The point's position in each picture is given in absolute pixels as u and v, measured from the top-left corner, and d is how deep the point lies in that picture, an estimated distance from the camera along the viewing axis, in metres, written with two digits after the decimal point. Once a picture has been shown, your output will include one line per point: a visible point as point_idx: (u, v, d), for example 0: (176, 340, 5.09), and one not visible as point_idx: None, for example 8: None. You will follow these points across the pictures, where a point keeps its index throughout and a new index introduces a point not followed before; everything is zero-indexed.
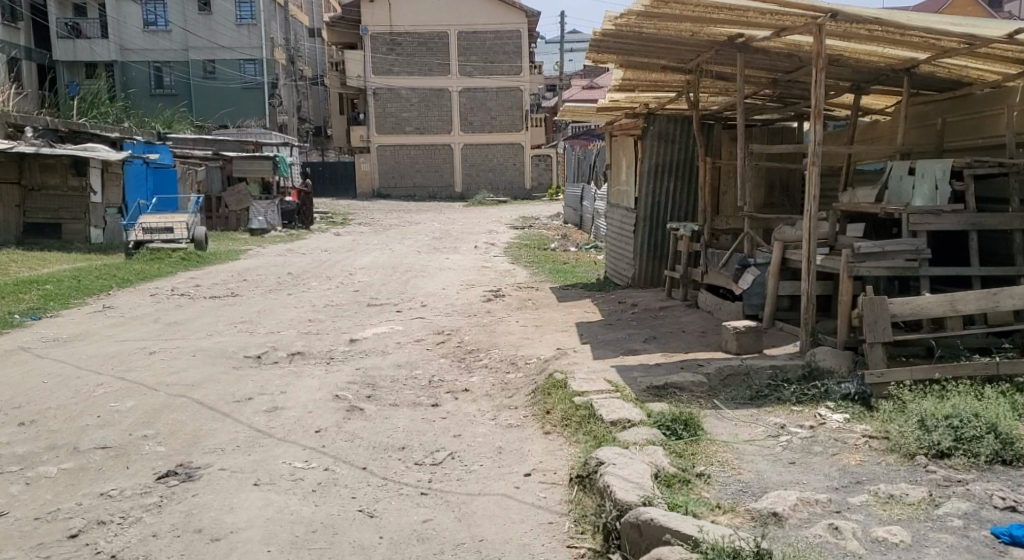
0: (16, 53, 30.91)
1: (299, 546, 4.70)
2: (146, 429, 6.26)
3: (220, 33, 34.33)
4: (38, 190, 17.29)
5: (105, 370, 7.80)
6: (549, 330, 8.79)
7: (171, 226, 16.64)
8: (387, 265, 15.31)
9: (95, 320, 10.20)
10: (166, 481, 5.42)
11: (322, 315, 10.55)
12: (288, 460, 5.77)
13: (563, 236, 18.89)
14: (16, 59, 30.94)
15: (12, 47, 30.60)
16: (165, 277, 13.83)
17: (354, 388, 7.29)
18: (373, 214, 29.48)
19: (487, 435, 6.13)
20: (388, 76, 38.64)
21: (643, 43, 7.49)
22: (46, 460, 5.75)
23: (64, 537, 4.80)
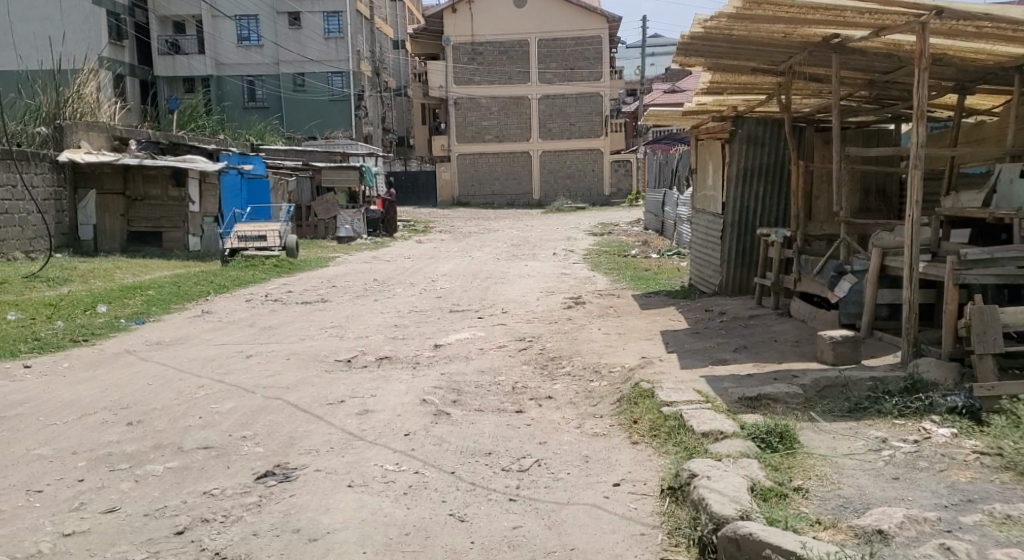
0: (121, 71, 33.09)
1: (394, 548, 4.81)
2: (245, 430, 6.48)
3: (310, 47, 35.32)
4: (141, 201, 18.09)
5: (205, 373, 8.10)
6: (633, 338, 8.75)
7: (264, 234, 17.13)
8: (468, 271, 15.49)
9: (195, 325, 10.61)
10: (265, 481, 5.60)
11: (407, 321, 10.74)
12: (380, 462, 5.89)
13: (643, 242, 18.81)
14: (122, 76, 33.17)
15: (116, 65, 32.51)
16: (259, 284, 14.24)
17: (440, 392, 7.39)
18: (453, 222, 29.86)
19: (573, 443, 6.15)
20: (469, 85, 39.19)
21: (734, 46, 7.44)
22: (153, 458, 6.00)
23: (171, 533, 4.99)
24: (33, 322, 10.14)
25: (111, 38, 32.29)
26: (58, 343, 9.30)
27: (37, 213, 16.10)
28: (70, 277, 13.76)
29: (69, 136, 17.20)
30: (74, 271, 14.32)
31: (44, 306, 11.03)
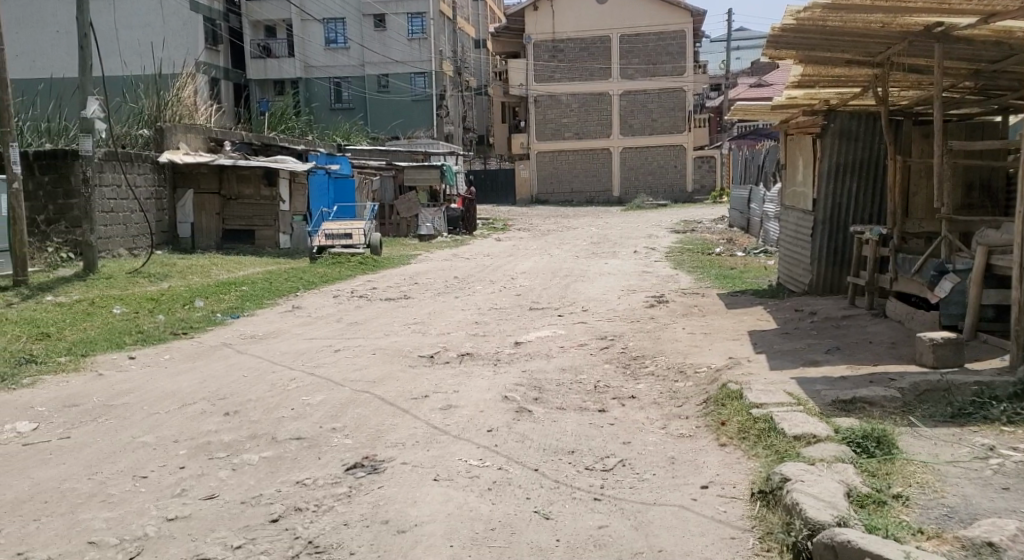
0: (217, 74, 34.76)
1: (480, 543, 4.84)
2: (334, 422, 6.63)
3: (393, 48, 36.24)
4: (236, 200, 18.55)
5: (296, 365, 8.32)
6: (719, 338, 8.61)
7: (350, 232, 17.59)
8: (549, 269, 15.48)
9: (285, 319, 10.90)
10: (354, 472, 5.72)
11: (487, 318, 10.80)
12: (464, 457, 5.94)
13: (728, 240, 18.54)
14: (217, 79, 34.82)
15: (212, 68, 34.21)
16: (346, 281, 14.49)
17: (522, 389, 7.42)
18: (532, 219, 29.91)
19: (658, 444, 6.10)
20: (550, 82, 39.32)
21: (829, 38, 7.26)
22: (249, 448, 6.19)
23: (266, 521, 5.14)
24: (136, 316, 10.57)
25: (207, 43, 33.84)
26: (160, 336, 9.67)
27: (139, 212, 16.79)
28: (169, 273, 14.27)
29: (169, 137, 17.97)
30: (173, 267, 14.83)
31: (145, 301, 11.50)
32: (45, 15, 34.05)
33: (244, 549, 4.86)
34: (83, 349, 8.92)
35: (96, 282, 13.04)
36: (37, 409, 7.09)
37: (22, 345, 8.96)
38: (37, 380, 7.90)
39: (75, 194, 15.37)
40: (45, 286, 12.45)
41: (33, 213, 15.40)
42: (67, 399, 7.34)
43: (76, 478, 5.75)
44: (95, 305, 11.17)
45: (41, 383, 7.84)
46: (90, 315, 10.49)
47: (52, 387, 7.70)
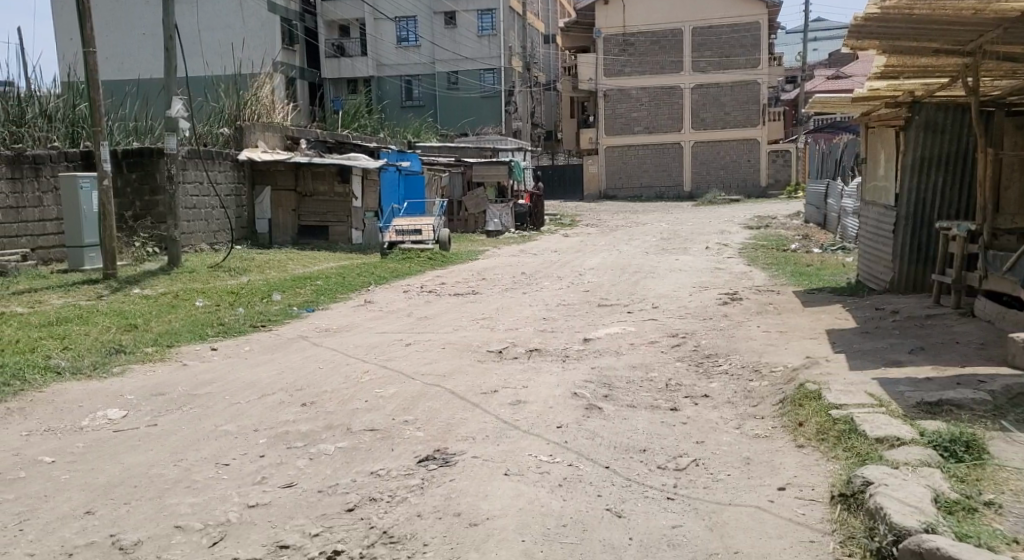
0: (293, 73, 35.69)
1: (552, 539, 4.84)
2: (406, 414, 6.71)
3: (463, 45, 36.52)
4: (311, 196, 18.90)
5: (369, 358, 8.44)
6: (795, 337, 8.42)
7: (420, 228, 17.75)
8: (617, 265, 15.35)
9: (358, 313, 11.07)
10: (426, 465, 5.77)
11: (555, 314, 10.78)
12: (534, 452, 5.93)
13: (804, 236, 18.14)
14: (293, 79, 35.62)
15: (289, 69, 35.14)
16: (414, 276, 14.64)
17: (591, 386, 7.37)
18: (601, 215, 29.74)
19: (732, 444, 6.00)
20: (620, 77, 39.25)
21: (916, 27, 7.04)
22: (326, 438, 6.31)
23: (342, 510, 5.23)
24: (216, 309, 10.86)
25: (285, 43, 34.79)
26: (240, 328, 9.92)
27: (220, 208, 17.29)
28: (248, 267, 14.63)
29: (248, 136, 18.45)
30: (251, 262, 15.19)
31: (226, 294, 11.81)
32: (133, 19, 35.29)
33: (321, 538, 4.95)
34: (168, 340, 9.20)
35: (179, 275, 13.45)
36: (126, 397, 7.34)
37: (111, 335, 9.28)
38: (125, 369, 8.19)
39: (159, 191, 15.85)
40: (131, 279, 12.87)
41: (121, 210, 15.96)
42: (153, 387, 7.58)
43: (162, 464, 5.94)
44: (179, 297, 11.51)
45: (129, 372, 8.11)
46: (175, 307, 10.82)
47: (140, 376, 7.96)
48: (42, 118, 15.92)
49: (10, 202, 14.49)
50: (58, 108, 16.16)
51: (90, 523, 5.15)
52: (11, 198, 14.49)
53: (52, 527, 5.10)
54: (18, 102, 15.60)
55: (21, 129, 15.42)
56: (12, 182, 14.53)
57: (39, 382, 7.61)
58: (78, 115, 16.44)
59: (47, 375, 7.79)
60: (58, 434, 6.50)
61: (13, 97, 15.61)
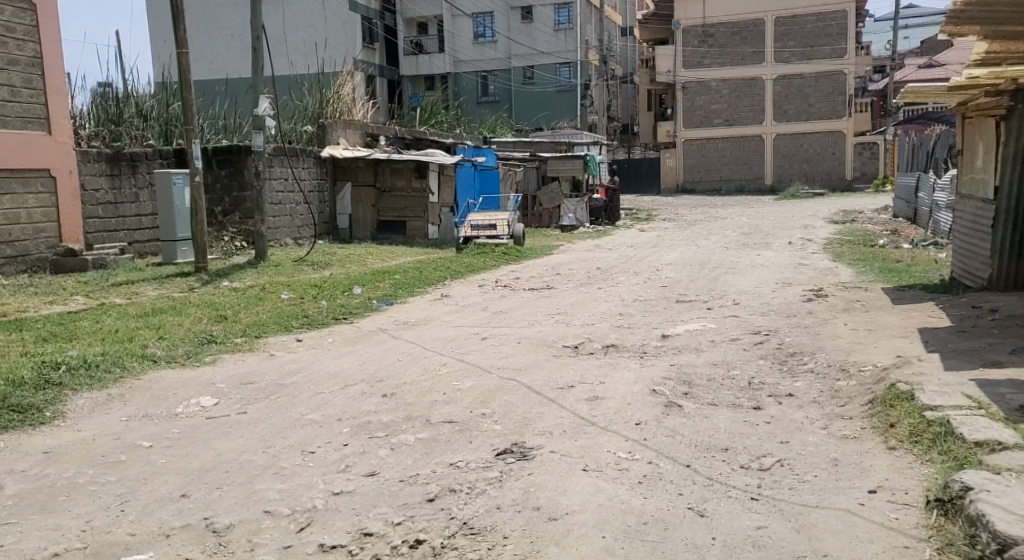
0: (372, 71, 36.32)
1: (633, 536, 4.79)
2: (484, 408, 6.73)
3: (539, 40, 36.52)
4: (390, 192, 19.17)
5: (446, 351, 8.50)
6: (885, 336, 8.16)
7: (494, 223, 17.87)
8: (695, 261, 15.12)
9: (435, 307, 11.16)
10: (504, 458, 5.78)
11: (632, 309, 10.68)
12: (612, 449, 5.89)
13: (893, 232, 17.59)
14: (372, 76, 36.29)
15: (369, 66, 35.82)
16: (490, 271, 14.70)
17: (671, 383, 7.27)
18: (678, 210, 29.34)
19: (819, 445, 5.84)
20: (699, 69, 38.82)
21: (1021, 11, 6.75)
22: (406, 428, 6.38)
23: (423, 500, 5.28)
24: (301, 301, 11.08)
25: (365, 41, 35.38)
26: (322, 319, 10.12)
27: (304, 204, 17.70)
28: (331, 261, 14.92)
29: (331, 133, 18.79)
30: (333, 256, 15.49)
31: (309, 287, 12.05)
32: (221, 21, 36.34)
33: (403, 526, 5.00)
34: (256, 330, 9.45)
35: (266, 269, 13.78)
36: (218, 385, 7.55)
37: (203, 326, 9.56)
38: (216, 358, 8.43)
39: (247, 186, 16.26)
40: (221, 272, 13.24)
41: (211, 205, 16.45)
42: (243, 376, 7.79)
43: (252, 450, 6.09)
44: (265, 290, 11.82)
45: (219, 361, 8.35)
46: (262, 299, 11.11)
47: (231, 365, 8.19)
48: (138, 118, 16.50)
49: (110, 198, 14.92)
50: (154, 107, 16.76)
51: (185, 506, 5.30)
52: (111, 193, 14.93)
53: (150, 509, 5.28)
54: (117, 103, 16.12)
55: (119, 128, 15.98)
56: (112, 179, 14.97)
57: (137, 369, 7.89)
58: (171, 115, 16.96)
59: (145, 363, 8.07)
60: (155, 420, 6.72)
61: (111, 97, 16.12)
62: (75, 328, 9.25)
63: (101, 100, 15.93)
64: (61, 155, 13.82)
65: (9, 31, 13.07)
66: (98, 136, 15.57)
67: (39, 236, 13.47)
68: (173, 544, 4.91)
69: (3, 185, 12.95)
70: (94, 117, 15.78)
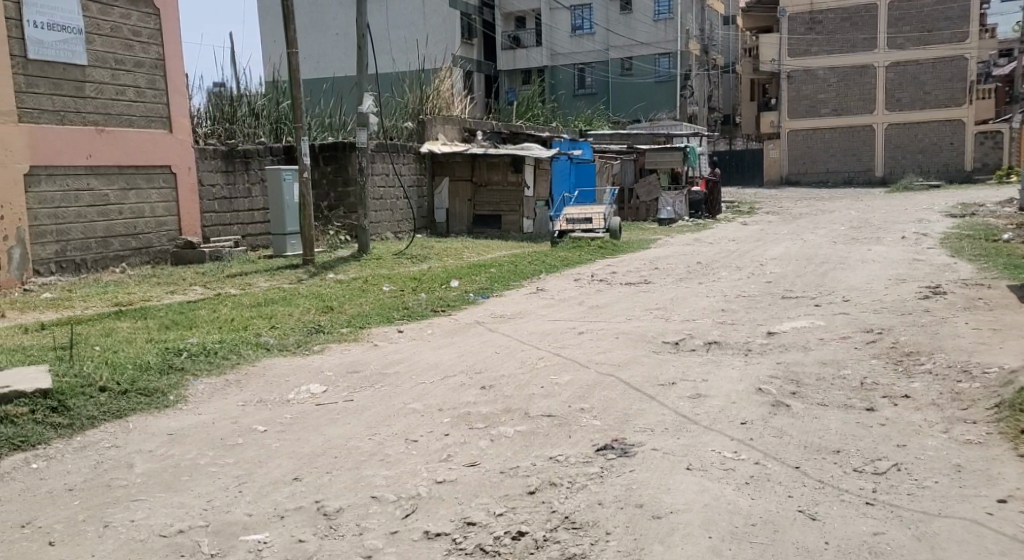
0: (470, 66, 36.69)
1: (741, 538, 4.67)
2: (583, 402, 6.69)
3: (638, 30, 36.15)
4: (485, 186, 19.21)
5: (544, 345, 8.48)
6: (1010, 336, 7.73)
7: (590, 216, 17.82)
8: (802, 255, 14.65)
9: (531, 301, 11.16)
10: (606, 453, 5.72)
11: (735, 305, 10.44)
12: (717, 448, 5.75)
13: (1018, 226, 16.63)
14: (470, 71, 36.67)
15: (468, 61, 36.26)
16: (586, 264, 14.64)
17: (777, 382, 7.07)
18: (782, 203, 28.50)
19: (939, 450, 5.57)
20: (805, 56, 37.83)
21: None
22: (504, 421, 6.39)
23: (524, 492, 5.28)
24: (401, 293, 11.27)
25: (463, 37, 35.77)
26: (422, 312, 10.25)
27: (404, 198, 18.01)
28: (429, 254, 15.13)
29: (430, 129, 19.06)
30: (431, 249, 15.71)
31: (409, 280, 12.24)
32: (327, 21, 37.33)
33: (505, 517, 5.02)
34: (360, 321, 9.65)
35: (368, 262, 14.08)
36: (325, 372, 7.75)
37: (311, 316, 9.82)
38: (324, 347, 8.65)
39: (351, 182, 16.60)
40: (327, 265, 13.57)
41: (318, 200, 16.91)
42: (349, 364, 7.98)
43: (358, 437, 6.21)
44: (367, 282, 12.04)
45: (327, 350, 8.56)
46: (364, 291, 11.33)
47: (337, 354, 8.39)
48: (251, 117, 17.07)
49: (225, 193, 15.49)
50: (264, 106, 17.23)
51: (298, 489, 5.45)
52: (226, 188, 15.50)
53: (265, 491, 5.44)
54: (232, 102, 16.72)
55: (233, 126, 16.62)
56: (227, 175, 15.53)
57: (251, 357, 8.15)
58: (281, 113, 17.47)
59: (258, 350, 8.34)
60: (269, 405, 6.93)
61: (225, 97, 16.74)
62: (194, 316, 9.65)
63: (217, 100, 16.58)
64: (180, 151, 14.40)
65: (135, 35, 13.70)
66: (214, 134, 16.24)
67: (161, 229, 14.13)
68: (287, 526, 5.05)
69: (129, 180, 13.59)
70: (210, 116, 16.43)
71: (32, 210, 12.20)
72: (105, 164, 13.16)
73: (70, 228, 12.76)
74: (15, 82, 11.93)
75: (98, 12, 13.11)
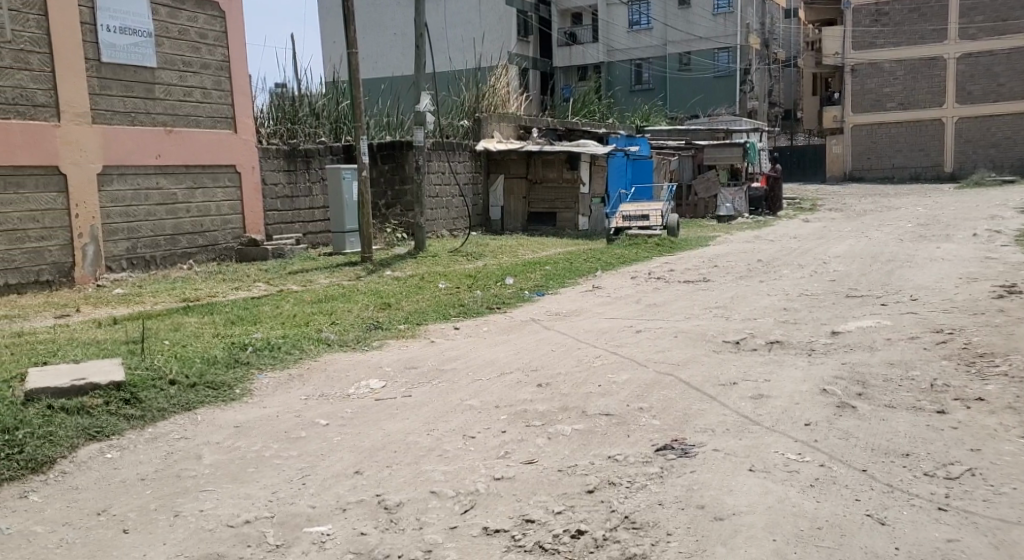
0: (526, 63, 36.71)
1: (807, 541, 4.59)
2: (641, 401, 6.63)
3: (697, 24, 35.60)
4: (540, 183, 19.17)
5: (601, 344, 8.42)
6: None
7: (647, 213, 17.67)
8: (866, 254, 14.31)
9: (587, 298, 11.10)
10: (665, 453, 5.66)
11: (797, 304, 10.24)
12: (781, 450, 5.64)
13: None
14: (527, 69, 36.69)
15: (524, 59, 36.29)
16: (643, 262, 14.53)
17: (842, 383, 6.92)
18: (845, 199, 27.91)
19: (1016, 455, 5.39)
20: (871, 49, 37.03)
21: None
22: (561, 419, 6.36)
23: (583, 491, 5.24)
24: (456, 291, 11.31)
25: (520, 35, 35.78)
26: (478, 309, 10.28)
27: (459, 196, 18.10)
28: (484, 252, 15.17)
29: (485, 127, 19.11)
30: (486, 247, 15.74)
31: (464, 277, 12.28)
32: (386, 20, 37.67)
33: (564, 516, 4.99)
34: (417, 318, 9.71)
35: (424, 259, 14.16)
36: (384, 368, 7.82)
37: (369, 313, 9.91)
38: (383, 343, 8.72)
39: (408, 180, 16.74)
40: (385, 262, 13.71)
41: (376, 198, 17.10)
42: (407, 360, 8.03)
43: (417, 432, 6.24)
44: (423, 279, 12.13)
45: (385, 346, 8.63)
46: (421, 288, 11.40)
47: (396, 350, 8.45)
48: (312, 117, 17.33)
49: (287, 192, 15.73)
50: (324, 106, 17.47)
51: (359, 482, 5.51)
52: (288, 187, 15.75)
53: (328, 483, 5.51)
54: (293, 103, 16.97)
55: (294, 126, 16.86)
56: (289, 174, 15.77)
57: (313, 352, 8.27)
58: (341, 113, 17.71)
59: (320, 346, 8.46)
60: (330, 400, 7.02)
61: (287, 97, 16.99)
62: (257, 312, 9.81)
63: (279, 100, 16.84)
64: (244, 151, 14.68)
65: (202, 37, 13.98)
66: (276, 134, 16.50)
67: (227, 227, 14.43)
68: (349, 519, 5.11)
69: (196, 179, 13.89)
70: (272, 116, 16.71)
71: (104, 209, 12.55)
72: (173, 164, 13.47)
73: (140, 226, 13.09)
74: (88, 84, 12.28)
75: (167, 15, 13.40)
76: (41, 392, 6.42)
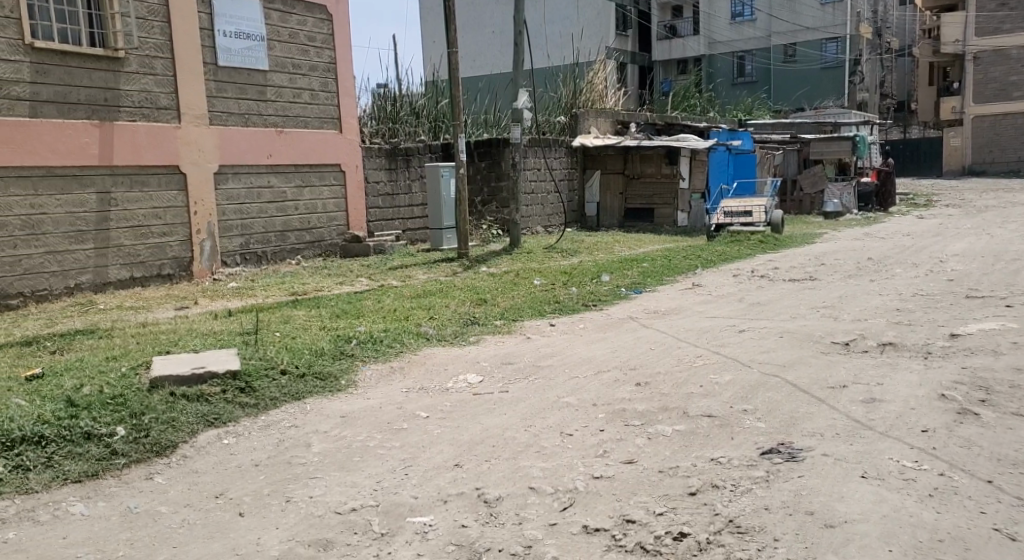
0: (625, 58, 36.40)
1: (928, 554, 4.38)
2: (745, 403, 6.45)
3: (803, 15, 34.70)
4: (638, 178, 18.95)
5: (701, 343, 8.25)
6: None
7: (750, 210, 17.24)
8: (988, 252, 13.56)
9: (687, 296, 10.90)
10: (770, 457, 5.49)
11: (911, 304, 9.80)
12: (895, 457, 5.39)
13: None
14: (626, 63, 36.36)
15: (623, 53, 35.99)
16: (745, 259, 14.17)
17: (963, 388, 6.57)
18: (962, 194, 26.58)
19: None
20: (996, 35, 35.31)
21: None
22: (662, 419, 6.25)
23: (685, 493, 5.13)
24: (553, 287, 11.28)
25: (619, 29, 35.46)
26: (574, 306, 10.22)
27: (555, 193, 18.08)
28: (581, 249, 15.08)
29: (582, 123, 18.99)
30: (582, 244, 15.64)
31: (561, 274, 12.22)
32: (486, 18, 37.94)
33: (666, 517, 4.90)
34: (514, 314, 9.72)
35: (520, 256, 14.18)
36: (482, 363, 7.86)
37: (466, 308, 9.98)
38: (480, 338, 8.78)
39: (505, 177, 16.81)
40: (482, 259, 13.78)
41: (473, 195, 17.22)
42: (504, 356, 8.05)
43: (515, 428, 6.24)
44: (520, 276, 12.14)
45: (483, 342, 8.67)
46: (517, 285, 11.41)
47: (493, 346, 8.48)
48: (412, 115, 17.60)
49: (388, 189, 16.01)
50: (424, 105, 17.71)
51: (459, 475, 5.54)
52: (389, 184, 16.02)
53: (429, 475, 5.55)
54: (394, 102, 17.25)
55: (395, 125, 17.16)
56: (390, 171, 16.04)
57: (413, 346, 8.38)
58: (440, 111, 17.92)
59: (419, 340, 8.56)
60: (430, 393, 7.09)
61: (389, 96, 17.28)
62: (360, 306, 10.00)
63: (381, 100, 17.16)
64: (348, 149, 15.01)
65: (311, 40, 14.35)
66: (378, 134, 16.85)
67: (332, 223, 14.80)
68: (450, 510, 5.14)
69: (304, 178, 14.28)
70: (374, 116, 17.04)
71: (219, 206, 13.03)
72: (283, 162, 13.88)
73: (253, 222, 13.54)
74: (206, 87, 12.76)
75: (278, 19, 13.80)
76: (164, 380, 6.69)
